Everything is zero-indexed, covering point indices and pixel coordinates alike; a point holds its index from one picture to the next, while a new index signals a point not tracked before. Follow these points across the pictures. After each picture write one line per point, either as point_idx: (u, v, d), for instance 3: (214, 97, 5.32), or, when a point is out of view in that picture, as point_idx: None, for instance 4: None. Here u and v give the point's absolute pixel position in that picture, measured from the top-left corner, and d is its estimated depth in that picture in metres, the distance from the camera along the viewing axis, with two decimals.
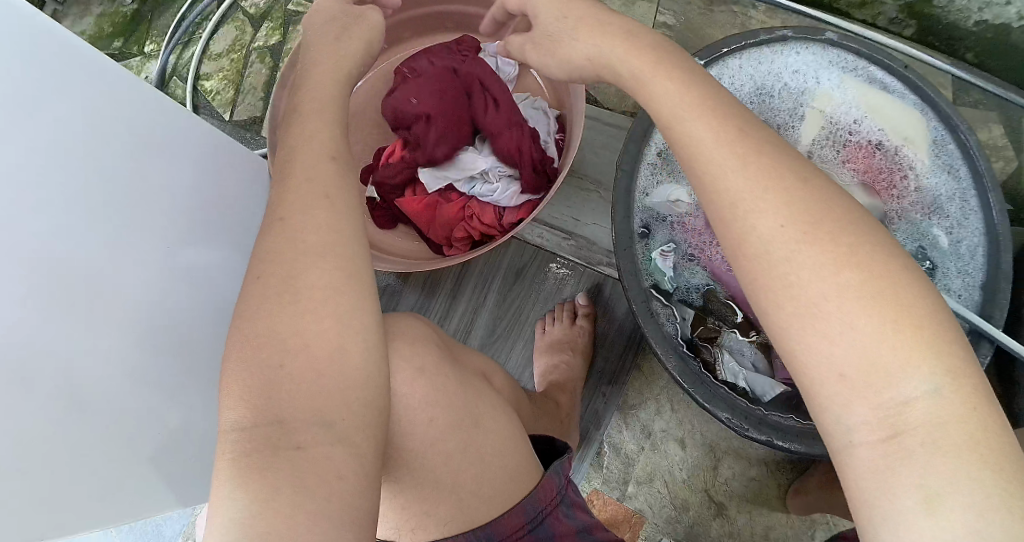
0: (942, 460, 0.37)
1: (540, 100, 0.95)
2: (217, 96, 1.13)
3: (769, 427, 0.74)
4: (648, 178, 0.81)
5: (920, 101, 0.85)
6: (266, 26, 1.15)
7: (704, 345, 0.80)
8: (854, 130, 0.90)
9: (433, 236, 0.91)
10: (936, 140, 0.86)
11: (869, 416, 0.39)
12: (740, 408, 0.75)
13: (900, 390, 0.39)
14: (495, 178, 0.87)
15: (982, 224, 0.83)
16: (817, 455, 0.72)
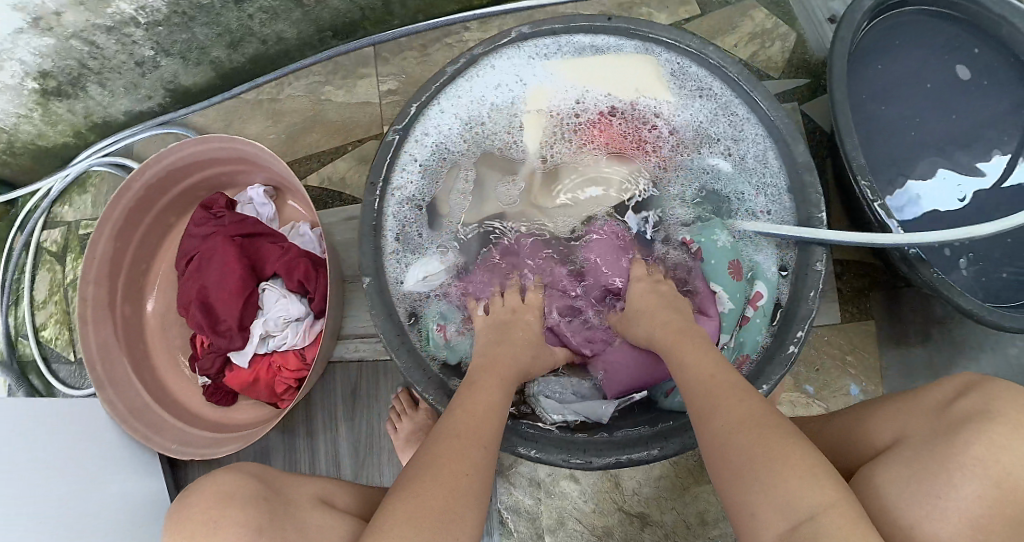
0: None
1: (302, 222, 0.96)
2: (56, 341, 1.18)
3: (616, 447, 0.73)
4: (399, 262, 0.83)
5: (641, 44, 0.85)
6: (71, 257, 1.20)
7: (521, 398, 0.80)
8: (580, 110, 0.88)
9: (263, 396, 0.93)
10: (670, 75, 0.85)
11: (775, 523, 0.50)
12: (580, 444, 0.73)
13: (798, 504, 0.50)
14: (282, 328, 0.88)
15: (760, 124, 0.82)
16: (671, 452, 0.71)
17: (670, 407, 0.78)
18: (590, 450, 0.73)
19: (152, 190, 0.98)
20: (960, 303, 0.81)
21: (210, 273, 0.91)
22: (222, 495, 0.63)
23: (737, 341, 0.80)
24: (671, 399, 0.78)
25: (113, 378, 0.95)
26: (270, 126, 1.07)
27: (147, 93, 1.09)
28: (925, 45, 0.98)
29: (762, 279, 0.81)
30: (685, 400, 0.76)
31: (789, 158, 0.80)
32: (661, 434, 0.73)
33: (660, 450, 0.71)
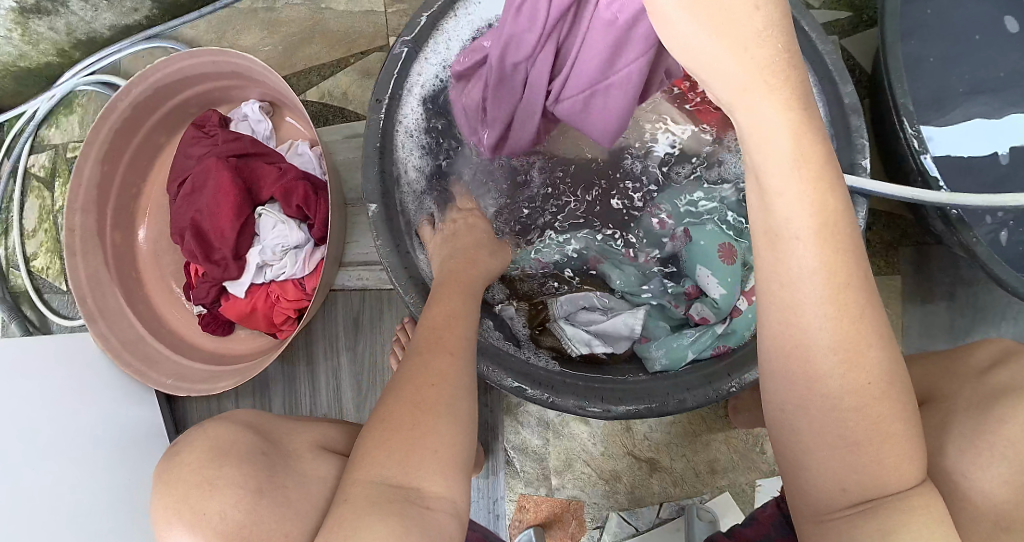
0: (917, 517, 0.40)
1: (300, 141, 0.90)
2: (48, 272, 1.13)
3: (634, 396, 0.67)
4: (414, 200, 0.77)
5: None
6: (60, 184, 1.14)
7: (539, 332, 0.78)
8: None
9: (261, 326, 0.89)
10: None
11: (828, 462, 0.41)
12: (599, 392, 0.68)
13: (881, 457, 0.41)
14: (280, 255, 0.83)
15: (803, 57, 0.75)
16: (694, 404, 0.66)
17: (638, 353, 0.74)
18: (609, 399, 0.67)
19: (139, 109, 0.92)
20: (994, 268, 0.76)
21: (202, 203, 0.85)
22: (202, 446, 0.51)
23: (727, 326, 0.71)
24: (642, 347, 0.74)
25: (104, 310, 0.91)
26: (266, 38, 1.00)
27: (133, 5, 1.02)
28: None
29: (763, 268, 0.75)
30: (652, 357, 0.72)
31: (833, 98, 0.72)
32: (685, 386, 0.67)
33: (682, 404, 0.66)
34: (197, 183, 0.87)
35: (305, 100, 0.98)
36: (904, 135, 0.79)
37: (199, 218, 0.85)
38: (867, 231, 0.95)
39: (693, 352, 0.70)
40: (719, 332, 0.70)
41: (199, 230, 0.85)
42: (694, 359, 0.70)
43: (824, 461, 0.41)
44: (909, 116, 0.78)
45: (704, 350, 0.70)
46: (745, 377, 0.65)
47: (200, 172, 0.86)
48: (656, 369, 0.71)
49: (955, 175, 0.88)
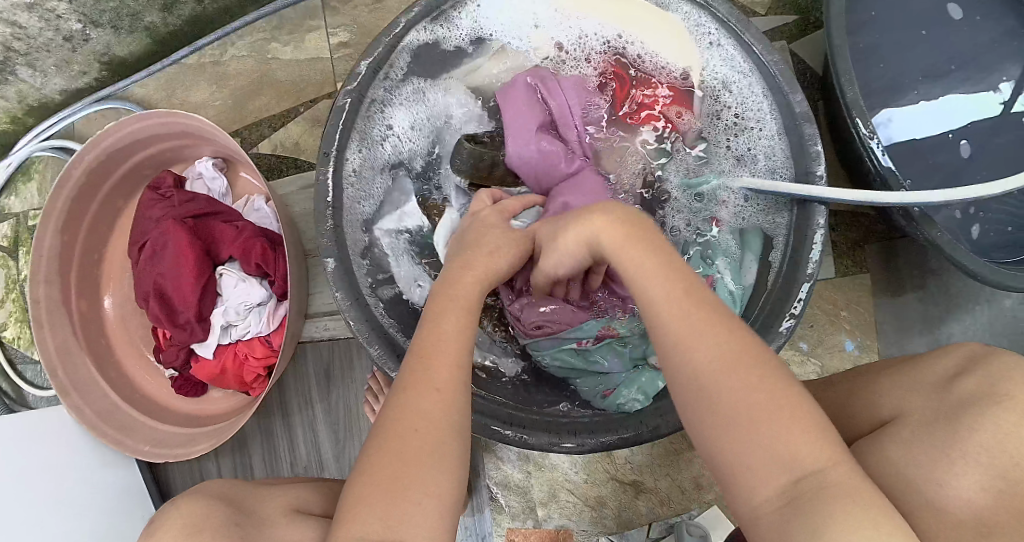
0: (842, 508, 0.41)
1: (257, 196, 0.91)
2: (19, 341, 1.12)
3: (605, 428, 0.68)
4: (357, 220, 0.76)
5: None
6: (23, 252, 1.13)
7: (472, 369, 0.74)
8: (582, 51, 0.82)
9: (233, 386, 0.89)
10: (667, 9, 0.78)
11: (774, 477, 0.44)
12: (569, 427, 0.68)
13: (800, 460, 0.44)
14: (245, 315, 0.83)
15: (747, 62, 0.75)
16: (669, 431, 0.66)
17: (606, 407, 0.70)
18: (581, 431, 0.68)
19: (93, 175, 0.91)
20: (962, 261, 0.74)
21: (163, 268, 0.85)
22: (167, 531, 0.53)
23: None
24: (610, 400, 0.70)
25: (77, 382, 0.89)
26: (216, 92, 1.00)
27: (81, 68, 1.01)
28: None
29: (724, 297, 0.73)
30: (628, 401, 0.69)
31: (785, 108, 0.72)
32: (657, 413, 0.67)
33: (653, 431, 0.66)
34: (157, 248, 0.86)
35: (260, 154, 0.98)
36: (859, 135, 0.78)
37: (161, 283, 0.85)
38: (832, 232, 0.95)
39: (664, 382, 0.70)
40: None
41: (162, 297, 0.85)
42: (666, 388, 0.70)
43: (731, 455, 0.46)
44: (861, 115, 0.77)
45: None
46: None
47: (160, 237, 0.86)
48: (631, 409, 0.69)
49: (914, 168, 0.87)
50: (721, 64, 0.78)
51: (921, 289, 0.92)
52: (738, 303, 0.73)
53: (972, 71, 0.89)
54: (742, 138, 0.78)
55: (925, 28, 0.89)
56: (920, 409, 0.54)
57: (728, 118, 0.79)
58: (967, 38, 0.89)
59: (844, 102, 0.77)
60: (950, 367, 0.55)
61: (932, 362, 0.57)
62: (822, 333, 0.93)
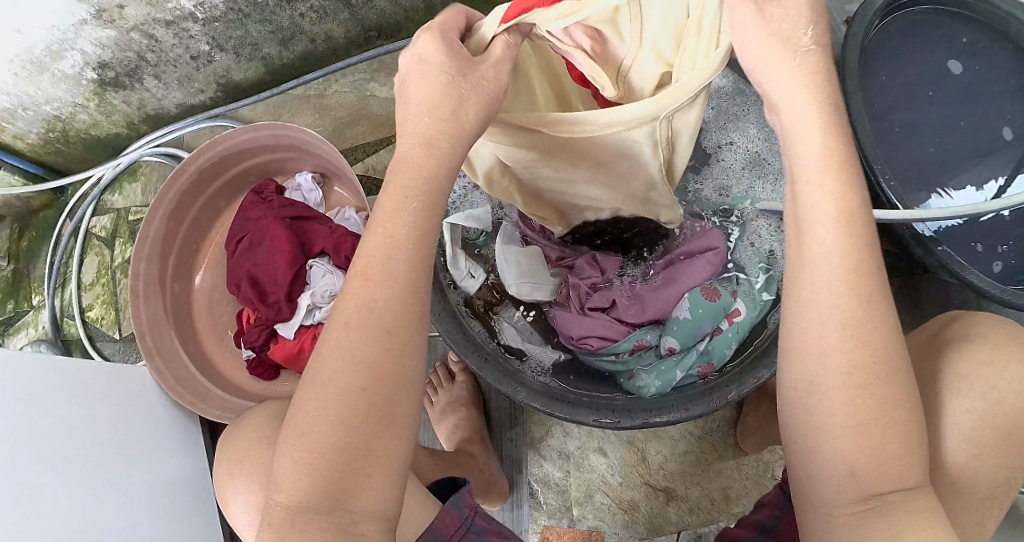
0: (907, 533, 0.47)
1: (348, 207, 1.03)
2: (103, 321, 1.23)
3: (642, 409, 0.74)
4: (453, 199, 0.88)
5: None
6: (119, 243, 1.27)
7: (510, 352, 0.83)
8: None
9: (306, 368, 0.98)
10: None
11: (854, 492, 0.48)
12: (610, 406, 0.75)
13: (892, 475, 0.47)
14: (328, 302, 0.94)
15: None
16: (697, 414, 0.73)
17: (629, 388, 0.79)
18: (619, 410, 0.74)
19: (205, 173, 1.05)
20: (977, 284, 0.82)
21: (262, 257, 0.98)
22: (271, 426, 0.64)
23: (707, 345, 0.78)
24: (632, 382, 0.79)
25: (162, 350, 1.00)
26: (317, 121, 1.16)
27: (200, 87, 1.17)
28: (925, 39, 0.98)
29: (741, 297, 0.80)
30: (645, 385, 0.77)
31: None
32: (688, 398, 0.74)
33: (688, 411, 0.72)
34: (259, 238, 1.00)
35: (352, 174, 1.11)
36: (873, 171, 0.87)
37: (258, 270, 0.97)
38: None
39: (681, 372, 0.77)
40: (701, 350, 0.77)
41: (252, 287, 0.97)
42: (683, 378, 0.77)
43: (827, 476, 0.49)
44: (870, 153, 0.87)
45: (691, 370, 0.77)
46: (721, 399, 0.73)
47: (263, 232, 0.99)
48: (651, 392, 0.77)
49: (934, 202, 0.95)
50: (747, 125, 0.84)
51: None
52: (761, 307, 0.80)
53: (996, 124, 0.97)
54: None
55: (931, 90, 0.97)
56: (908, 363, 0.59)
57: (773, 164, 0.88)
58: (972, 87, 0.97)
59: (862, 151, 0.87)
60: (935, 328, 0.60)
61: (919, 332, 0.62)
62: None
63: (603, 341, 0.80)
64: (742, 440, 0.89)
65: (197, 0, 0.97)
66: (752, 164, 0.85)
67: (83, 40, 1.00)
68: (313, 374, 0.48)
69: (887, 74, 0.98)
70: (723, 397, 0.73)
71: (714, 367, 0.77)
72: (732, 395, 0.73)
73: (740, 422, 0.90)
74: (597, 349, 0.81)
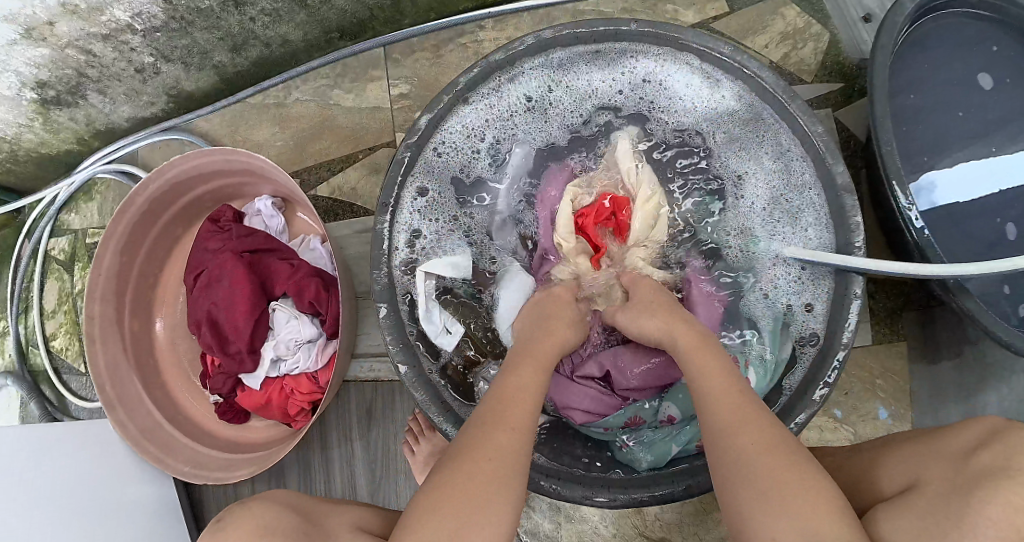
0: None
1: (313, 236, 0.94)
2: (68, 352, 1.16)
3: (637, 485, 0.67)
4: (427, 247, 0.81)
5: (704, 66, 0.79)
6: (79, 267, 1.18)
7: None
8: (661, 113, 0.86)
9: (276, 416, 0.91)
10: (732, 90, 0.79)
11: None
12: (603, 481, 0.68)
13: None
14: (293, 350, 0.87)
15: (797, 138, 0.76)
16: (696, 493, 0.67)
17: (621, 459, 0.72)
18: (613, 487, 0.67)
19: (156, 202, 0.95)
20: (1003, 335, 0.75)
21: (220, 294, 0.88)
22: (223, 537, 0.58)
23: None
24: (625, 454, 0.72)
25: (124, 398, 0.93)
26: (278, 134, 1.05)
27: (150, 99, 1.06)
28: (958, 47, 0.90)
29: (752, 364, 0.77)
30: (638, 459, 0.71)
31: (826, 178, 0.74)
32: (686, 474, 0.67)
33: (685, 491, 0.66)
34: (216, 273, 0.90)
35: (317, 196, 1.02)
36: (899, 207, 0.79)
37: (217, 313, 0.88)
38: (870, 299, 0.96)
39: (678, 447, 0.70)
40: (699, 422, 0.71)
41: (212, 330, 0.88)
42: (680, 453, 0.70)
43: None
44: (902, 188, 0.77)
45: (689, 444, 0.70)
46: None
47: (219, 268, 0.90)
48: (645, 468, 0.70)
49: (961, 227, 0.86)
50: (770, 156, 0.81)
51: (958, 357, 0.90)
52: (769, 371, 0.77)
53: None
54: (801, 223, 0.79)
55: (963, 108, 0.89)
56: (940, 476, 0.55)
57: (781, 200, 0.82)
58: (1006, 105, 0.89)
59: (886, 174, 0.78)
60: (972, 438, 0.57)
61: (957, 433, 0.59)
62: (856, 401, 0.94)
63: (591, 412, 0.74)
64: None
65: (134, 11, 0.86)
66: (773, 204, 0.82)
67: (17, 60, 0.90)
68: (501, 403, 0.59)
69: (916, 88, 0.89)
70: None
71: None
72: None
73: None
74: (581, 423, 0.74)
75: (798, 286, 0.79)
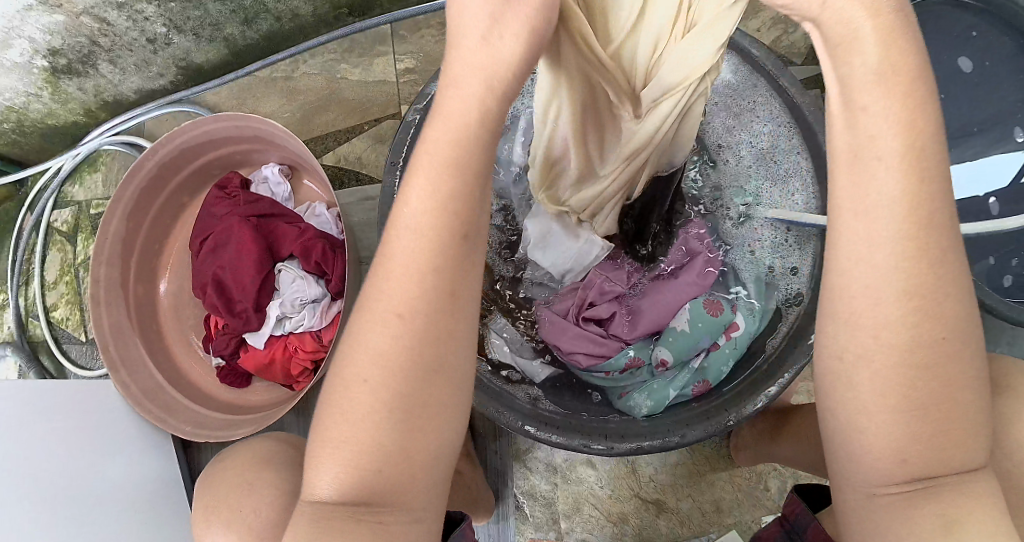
0: None
1: (318, 203, 0.96)
2: (68, 321, 1.17)
3: (636, 432, 0.70)
4: None
5: None
6: (81, 238, 1.19)
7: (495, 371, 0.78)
8: None
9: (279, 379, 0.93)
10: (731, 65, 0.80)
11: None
12: (603, 430, 0.70)
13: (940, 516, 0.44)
14: (298, 310, 0.88)
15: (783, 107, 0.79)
16: (694, 439, 0.69)
17: (620, 407, 0.76)
18: (613, 435, 0.70)
19: (165, 167, 0.97)
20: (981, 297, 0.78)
21: (228, 258, 0.90)
22: None
23: (703, 363, 0.75)
24: (624, 402, 0.75)
25: (127, 360, 0.94)
26: (286, 104, 1.08)
27: (159, 71, 1.08)
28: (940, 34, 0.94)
29: (741, 310, 0.77)
30: (638, 405, 0.74)
31: (812, 143, 0.76)
32: (684, 422, 0.70)
33: (682, 438, 0.69)
34: (223, 237, 0.92)
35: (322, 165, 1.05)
36: None
37: (224, 275, 0.90)
38: None
39: (675, 391, 0.73)
40: (696, 368, 0.74)
41: (219, 293, 0.90)
42: (677, 397, 0.73)
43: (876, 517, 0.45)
44: None
45: (685, 389, 0.74)
46: (719, 425, 0.69)
47: (227, 232, 0.92)
48: (644, 413, 0.73)
49: None
50: (762, 121, 0.82)
51: None
52: (758, 319, 0.77)
53: None
54: (794, 185, 0.81)
55: (945, 93, 0.92)
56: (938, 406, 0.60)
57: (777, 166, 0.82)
58: None
59: None
60: None
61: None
62: None
63: (592, 358, 0.77)
64: (735, 452, 0.85)
65: None
66: (762, 164, 0.83)
67: (30, 26, 0.92)
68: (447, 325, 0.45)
69: None
70: (722, 423, 0.69)
71: (710, 385, 0.74)
72: (731, 422, 0.69)
73: (733, 434, 0.86)
74: (584, 366, 0.77)
75: (784, 248, 0.81)
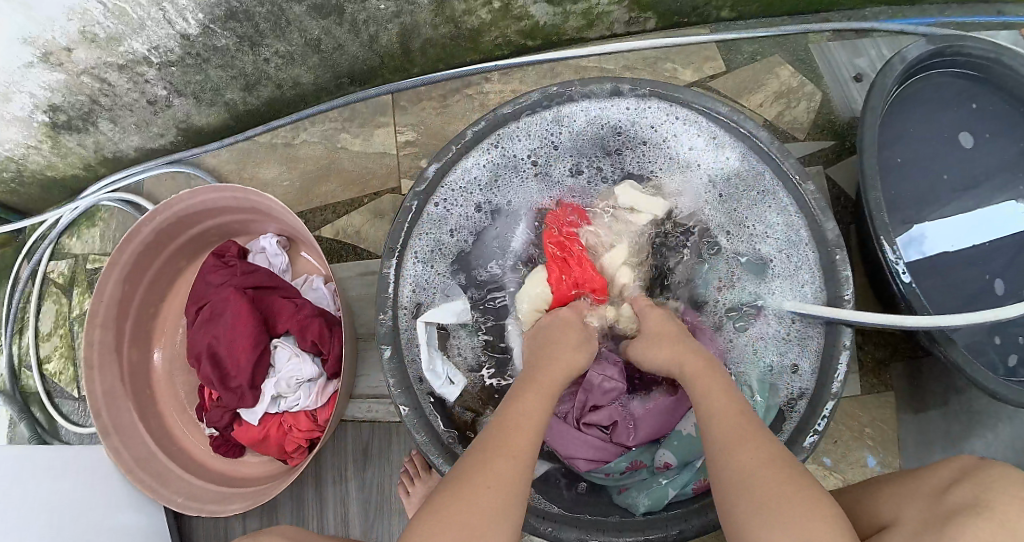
0: None
1: (316, 277, 0.96)
2: (61, 376, 1.16)
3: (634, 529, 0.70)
4: (425, 291, 0.82)
5: (711, 131, 0.84)
6: (77, 292, 1.19)
7: None
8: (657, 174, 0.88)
9: (273, 452, 0.92)
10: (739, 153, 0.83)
11: None
12: (600, 526, 0.71)
13: None
14: (294, 388, 0.88)
15: (792, 203, 0.80)
16: (691, 537, 0.69)
17: (621, 500, 0.75)
18: (610, 531, 0.70)
19: (163, 233, 0.96)
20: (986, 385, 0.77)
21: (223, 331, 0.89)
22: None
23: (702, 458, 0.74)
24: (624, 496, 0.75)
25: (119, 426, 0.93)
26: (284, 173, 1.07)
27: (160, 131, 1.08)
28: (939, 107, 0.95)
29: None
30: (637, 501, 0.73)
31: (819, 235, 0.77)
32: (682, 518, 0.70)
33: (680, 534, 0.69)
34: (219, 308, 0.91)
35: (321, 237, 1.03)
36: (886, 260, 0.81)
37: (219, 349, 0.89)
38: (859, 350, 0.96)
39: (675, 488, 0.72)
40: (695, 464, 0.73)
41: (214, 368, 0.89)
42: (677, 496, 0.72)
43: None
44: (889, 242, 0.80)
45: (685, 488, 0.72)
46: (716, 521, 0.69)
47: (223, 302, 0.91)
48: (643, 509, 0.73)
49: (951, 278, 0.90)
50: (768, 212, 0.83)
51: (946, 407, 0.92)
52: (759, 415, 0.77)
53: (1002, 192, 0.93)
54: (797, 277, 0.81)
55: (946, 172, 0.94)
56: (916, 518, 0.59)
57: (778, 259, 0.83)
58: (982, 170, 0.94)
59: (875, 229, 0.81)
60: (945, 478, 0.61)
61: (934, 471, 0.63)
62: (845, 449, 0.93)
63: (593, 459, 0.75)
64: None
65: (151, 44, 0.89)
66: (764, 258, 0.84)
67: (30, 82, 0.92)
68: (501, 432, 0.62)
69: (903, 152, 0.94)
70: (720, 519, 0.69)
71: (710, 481, 0.73)
72: None
73: None
74: (585, 469, 0.75)
75: (784, 342, 0.81)
